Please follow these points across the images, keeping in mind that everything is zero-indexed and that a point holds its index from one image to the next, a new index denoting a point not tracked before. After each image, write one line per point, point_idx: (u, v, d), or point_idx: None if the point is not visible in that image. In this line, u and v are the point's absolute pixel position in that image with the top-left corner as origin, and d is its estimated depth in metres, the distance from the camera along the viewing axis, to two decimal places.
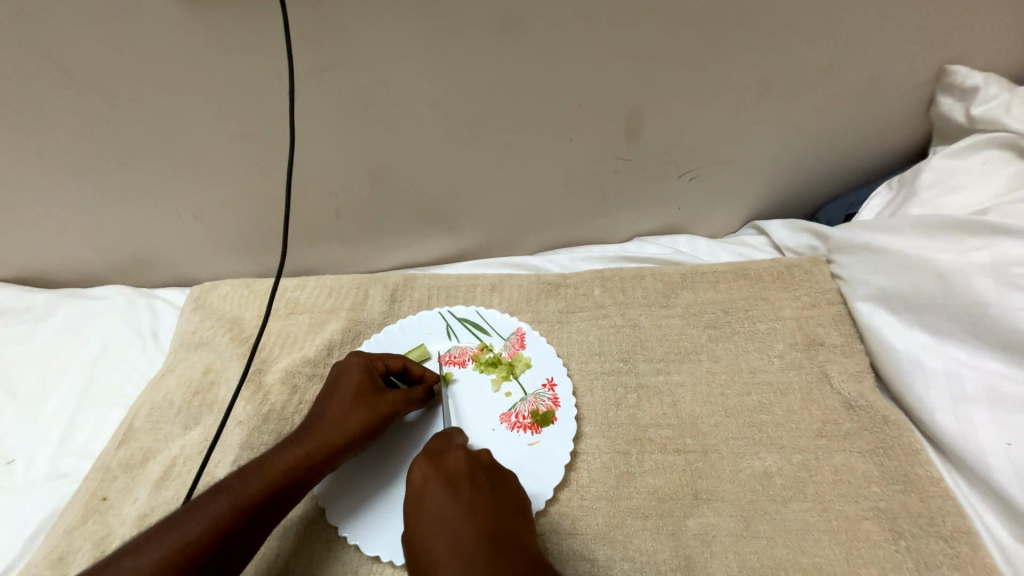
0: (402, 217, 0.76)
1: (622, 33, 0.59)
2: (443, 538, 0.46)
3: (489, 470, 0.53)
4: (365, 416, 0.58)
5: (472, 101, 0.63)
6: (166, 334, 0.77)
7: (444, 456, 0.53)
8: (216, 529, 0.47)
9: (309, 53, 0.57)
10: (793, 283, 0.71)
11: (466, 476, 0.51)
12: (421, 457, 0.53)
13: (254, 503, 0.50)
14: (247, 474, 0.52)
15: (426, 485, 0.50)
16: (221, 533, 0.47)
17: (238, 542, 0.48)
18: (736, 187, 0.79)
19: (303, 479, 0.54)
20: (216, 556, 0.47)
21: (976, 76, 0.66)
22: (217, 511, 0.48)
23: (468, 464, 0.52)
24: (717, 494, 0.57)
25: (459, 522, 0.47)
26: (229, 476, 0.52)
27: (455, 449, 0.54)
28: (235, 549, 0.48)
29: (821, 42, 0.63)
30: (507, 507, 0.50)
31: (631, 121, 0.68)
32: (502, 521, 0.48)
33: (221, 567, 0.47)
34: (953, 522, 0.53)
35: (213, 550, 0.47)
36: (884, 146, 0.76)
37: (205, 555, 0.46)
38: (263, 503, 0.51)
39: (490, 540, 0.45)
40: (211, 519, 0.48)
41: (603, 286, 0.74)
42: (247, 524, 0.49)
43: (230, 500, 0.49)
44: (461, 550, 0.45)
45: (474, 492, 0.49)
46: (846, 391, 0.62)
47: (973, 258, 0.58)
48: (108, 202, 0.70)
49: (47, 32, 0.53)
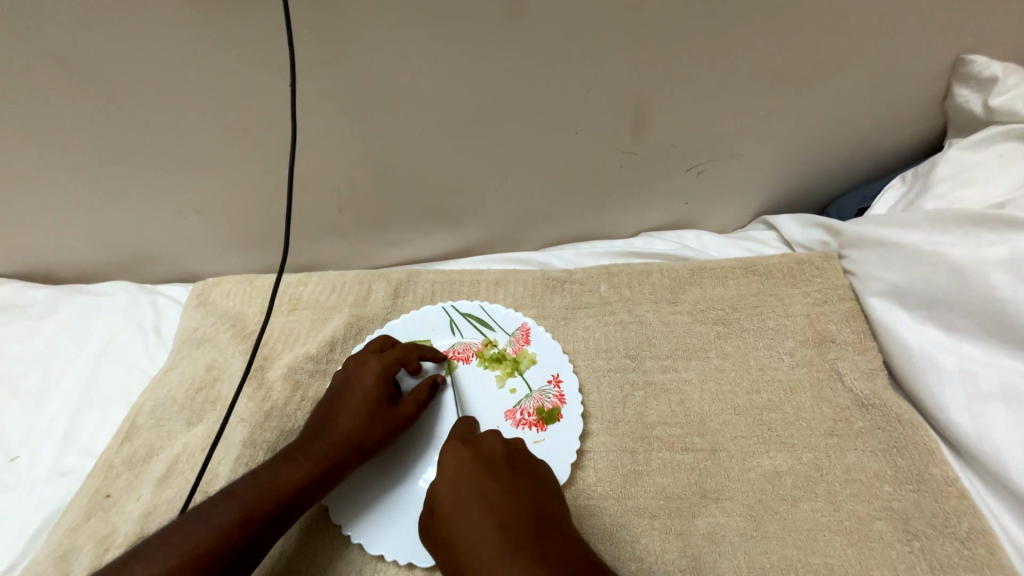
0: (407, 213, 0.75)
1: (631, 24, 0.58)
2: (487, 519, 0.46)
3: (523, 453, 0.53)
4: (379, 429, 0.58)
5: (476, 94, 0.62)
6: (168, 329, 0.76)
7: (479, 441, 0.53)
8: (227, 537, 0.47)
9: (310, 45, 0.55)
10: (804, 279, 0.70)
11: (502, 460, 0.51)
12: (453, 441, 0.53)
13: (265, 513, 0.50)
14: (259, 483, 0.51)
15: (463, 469, 0.50)
16: (232, 542, 0.47)
17: (247, 552, 0.48)
18: (745, 181, 0.77)
19: (315, 489, 0.53)
20: (228, 563, 0.46)
21: (994, 67, 0.64)
22: (227, 519, 0.48)
23: (504, 448, 0.52)
24: (726, 493, 0.56)
25: (502, 506, 0.47)
26: (241, 481, 0.51)
27: (490, 433, 0.54)
28: (246, 556, 0.48)
29: (833, 31, 0.61)
30: (546, 498, 0.49)
31: (639, 114, 0.66)
32: (543, 508, 0.48)
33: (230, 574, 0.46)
34: (969, 523, 0.51)
35: (224, 558, 0.46)
36: (897, 138, 0.75)
37: (217, 564, 0.46)
38: (274, 513, 0.50)
39: (534, 529, 0.45)
40: (221, 528, 0.47)
41: (609, 282, 0.73)
42: (258, 532, 0.49)
43: (240, 509, 0.49)
44: (507, 536, 0.44)
45: (513, 478, 0.49)
46: (859, 389, 0.61)
47: (988, 252, 0.57)
48: (109, 198, 0.69)
49: (42, 26, 0.52)
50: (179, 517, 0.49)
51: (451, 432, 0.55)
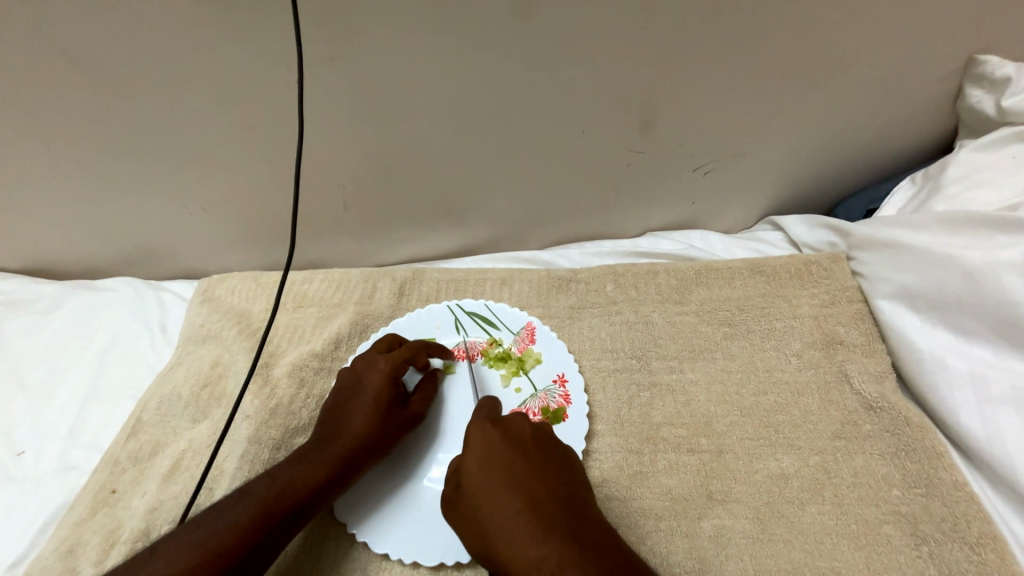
0: (412, 211, 0.75)
1: (640, 22, 0.57)
2: (517, 501, 0.45)
3: (550, 434, 0.52)
4: (390, 429, 0.58)
5: (483, 92, 0.62)
6: (174, 325, 0.76)
7: (509, 421, 0.51)
8: (244, 534, 0.47)
9: (318, 41, 0.55)
10: (811, 280, 0.70)
11: (531, 439, 0.50)
12: (481, 419, 0.51)
13: (283, 512, 0.50)
14: (276, 482, 0.51)
15: (492, 448, 0.49)
16: (249, 538, 0.47)
17: (265, 550, 0.48)
18: (752, 181, 0.77)
19: (331, 489, 0.53)
20: (245, 561, 0.47)
21: (1008, 67, 0.64)
22: (245, 517, 0.48)
23: (533, 430, 0.51)
24: (732, 495, 0.55)
25: (533, 487, 0.46)
26: (257, 480, 0.52)
27: (518, 414, 0.52)
28: (263, 554, 0.48)
29: (844, 30, 0.61)
30: (575, 479, 0.49)
31: (647, 113, 0.66)
32: (572, 490, 0.47)
33: (246, 572, 0.46)
34: (979, 528, 0.51)
35: (241, 555, 0.47)
36: (906, 138, 0.74)
37: (234, 560, 0.46)
38: (292, 512, 0.50)
39: (567, 511, 0.45)
40: (239, 526, 0.48)
41: (615, 281, 0.73)
42: (276, 530, 0.49)
43: (258, 507, 0.49)
44: (538, 520, 0.44)
45: (543, 459, 0.49)
46: (867, 391, 0.61)
47: (1000, 255, 0.56)
48: (116, 194, 0.69)
49: (51, 20, 0.52)
50: (195, 516, 0.49)
51: (477, 412, 0.53)
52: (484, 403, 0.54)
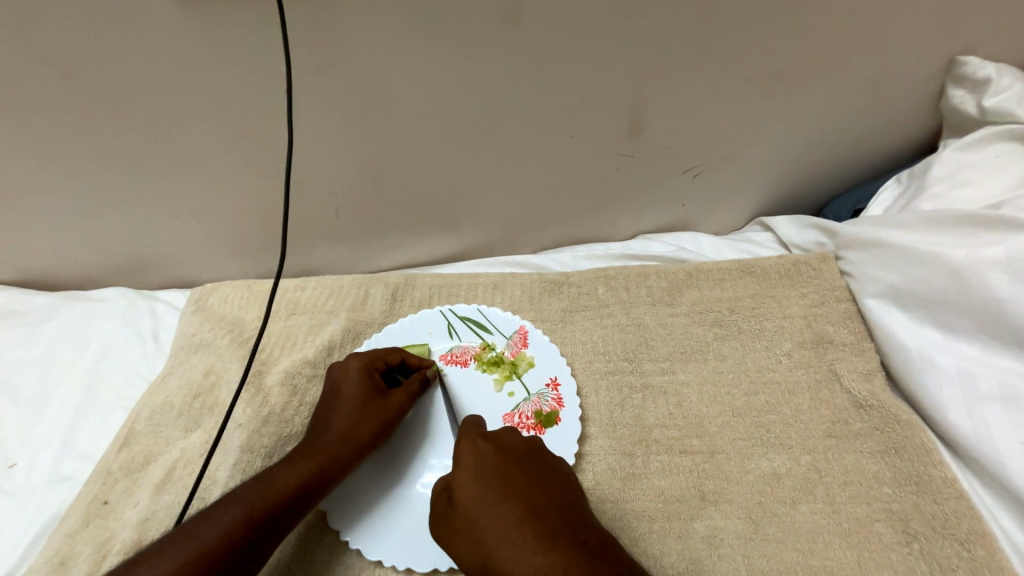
0: (404, 217, 0.76)
1: (626, 27, 0.58)
2: (518, 510, 0.45)
3: (543, 447, 0.52)
4: (373, 423, 0.58)
5: (472, 99, 0.62)
6: (167, 334, 0.76)
7: (500, 436, 0.51)
8: (230, 538, 0.47)
9: (307, 51, 0.56)
10: (801, 281, 0.70)
11: (524, 452, 0.50)
12: (472, 434, 0.51)
13: (267, 513, 0.50)
14: (262, 485, 0.51)
15: (485, 459, 0.48)
16: (234, 542, 0.47)
17: (250, 553, 0.48)
18: (741, 183, 0.77)
19: (317, 489, 0.53)
20: (232, 564, 0.46)
21: (988, 68, 0.65)
22: (230, 519, 0.48)
23: (525, 444, 0.51)
24: (726, 495, 0.56)
25: (533, 496, 0.46)
26: (242, 485, 0.52)
27: (508, 430, 0.52)
28: (248, 558, 0.48)
29: (826, 33, 0.62)
30: (570, 489, 0.49)
31: (635, 117, 0.67)
32: (571, 499, 0.47)
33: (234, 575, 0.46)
34: (968, 524, 0.51)
35: (228, 558, 0.46)
36: (892, 139, 0.75)
37: (220, 564, 0.46)
38: (276, 513, 0.50)
39: (568, 519, 0.45)
40: (224, 527, 0.47)
41: (606, 284, 0.73)
42: (261, 531, 0.49)
43: (242, 509, 0.49)
44: (541, 528, 0.44)
45: (541, 471, 0.48)
46: (856, 390, 0.61)
47: (986, 253, 0.57)
48: (106, 204, 0.70)
49: (40, 33, 0.52)
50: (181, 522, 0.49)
51: (467, 429, 0.53)
52: (472, 421, 0.55)
